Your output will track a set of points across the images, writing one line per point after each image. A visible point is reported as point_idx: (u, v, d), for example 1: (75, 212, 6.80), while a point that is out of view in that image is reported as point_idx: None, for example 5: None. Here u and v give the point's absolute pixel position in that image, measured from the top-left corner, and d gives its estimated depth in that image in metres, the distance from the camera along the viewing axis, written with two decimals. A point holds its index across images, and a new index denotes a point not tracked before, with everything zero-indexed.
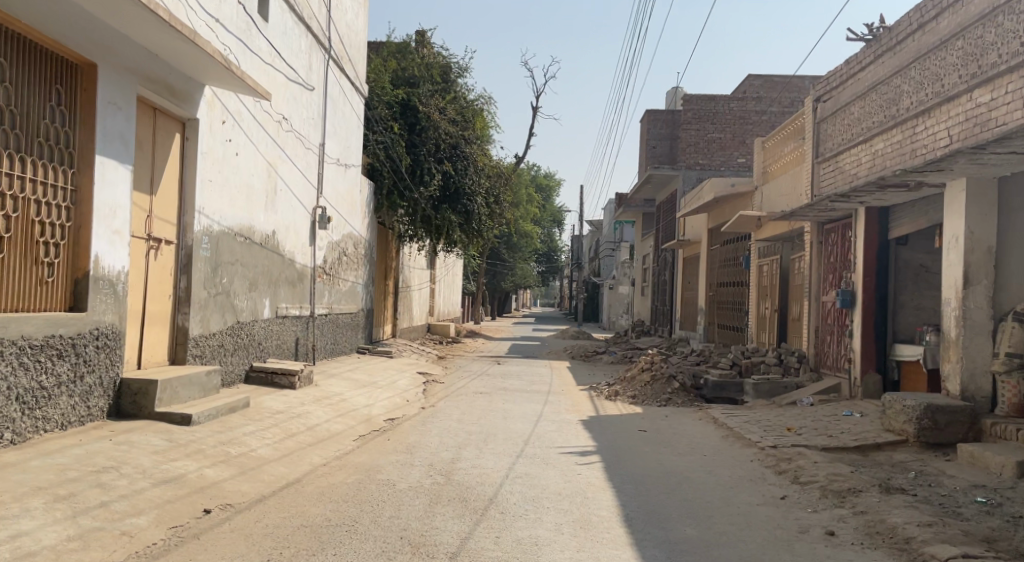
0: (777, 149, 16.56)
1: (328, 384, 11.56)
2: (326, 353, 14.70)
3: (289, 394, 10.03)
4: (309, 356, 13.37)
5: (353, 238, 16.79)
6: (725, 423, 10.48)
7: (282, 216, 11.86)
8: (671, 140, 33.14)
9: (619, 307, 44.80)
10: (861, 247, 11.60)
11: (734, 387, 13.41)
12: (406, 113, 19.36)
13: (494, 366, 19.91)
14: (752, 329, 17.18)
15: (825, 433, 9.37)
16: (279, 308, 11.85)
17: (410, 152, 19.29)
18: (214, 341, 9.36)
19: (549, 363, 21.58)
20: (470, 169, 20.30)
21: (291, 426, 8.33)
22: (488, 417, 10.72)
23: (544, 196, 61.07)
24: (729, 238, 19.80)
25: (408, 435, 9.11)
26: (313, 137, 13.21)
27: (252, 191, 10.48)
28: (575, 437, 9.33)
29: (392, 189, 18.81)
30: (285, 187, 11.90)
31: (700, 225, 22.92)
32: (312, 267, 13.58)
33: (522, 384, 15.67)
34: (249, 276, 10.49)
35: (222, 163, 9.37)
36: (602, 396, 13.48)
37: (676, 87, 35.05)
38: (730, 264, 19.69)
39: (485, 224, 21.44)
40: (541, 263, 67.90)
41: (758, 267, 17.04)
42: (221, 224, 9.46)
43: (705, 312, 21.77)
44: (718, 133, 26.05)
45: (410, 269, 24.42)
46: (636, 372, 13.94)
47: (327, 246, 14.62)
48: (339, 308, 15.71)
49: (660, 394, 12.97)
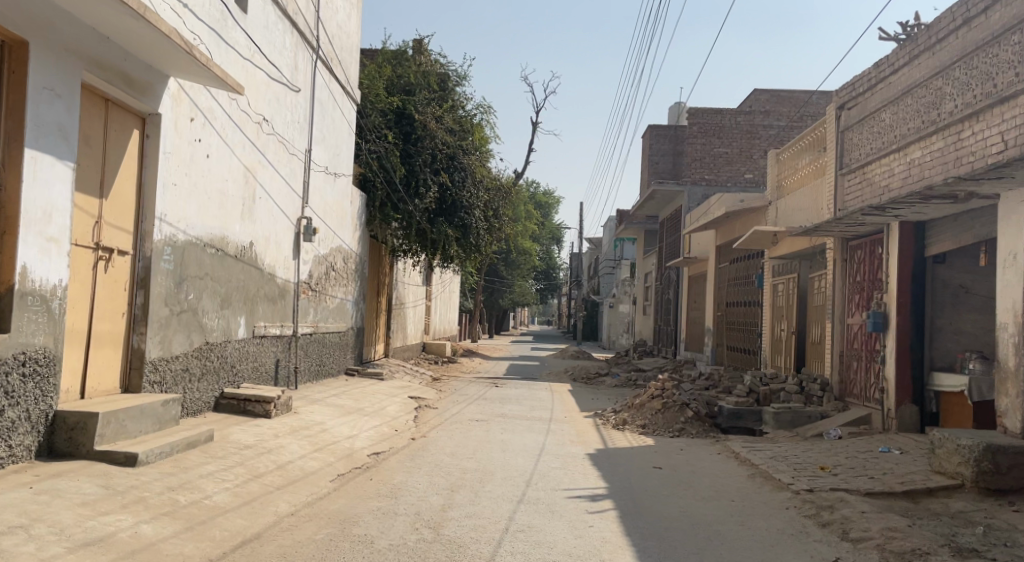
0: (794, 162, 15.54)
1: (309, 411, 10.51)
2: (311, 375, 13.65)
3: (262, 425, 8.97)
4: (290, 380, 12.31)
5: (343, 252, 15.76)
6: (748, 460, 9.43)
7: (262, 227, 10.88)
8: (673, 156, 32.24)
9: (619, 326, 43.76)
10: (894, 265, 10.55)
11: (751, 415, 12.42)
12: (401, 122, 18.36)
13: (491, 388, 18.84)
14: (766, 352, 16.15)
15: (865, 475, 8.31)
16: (257, 327, 10.83)
17: (404, 162, 18.27)
18: (176, 365, 8.33)
19: (549, 385, 20.52)
20: (468, 181, 19.31)
21: (260, 464, 7.27)
22: (484, 451, 9.64)
23: (543, 213, 60.15)
24: (740, 255, 18.79)
25: (394, 473, 8.05)
26: (298, 143, 12.24)
27: (227, 198, 9.51)
28: (582, 477, 8.27)
29: (385, 201, 17.85)
30: (266, 195, 10.93)
31: (707, 243, 21.93)
32: (295, 282, 12.57)
33: (522, 410, 14.60)
34: (220, 292, 9.48)
35: (191, 165, 8.40)
36: (609, 425, 12.42)
37: (679, 101, 34.15)
38: (740, 283, 18.69)
39: (483, 238, 20.44)
40: (539, 281, 66.92)
41: (772, 287, 16.02)
42: (187, 233, 8.46)
43: (713, 333, 20.77)
44: (724, 148, 25.08)
45: (405, 285, 23.39)
46: (646, 399, 12.86)
47: (313, 260, 13.61)
48: (326, 326, 14.68)
49: (673, 423, 11.90)
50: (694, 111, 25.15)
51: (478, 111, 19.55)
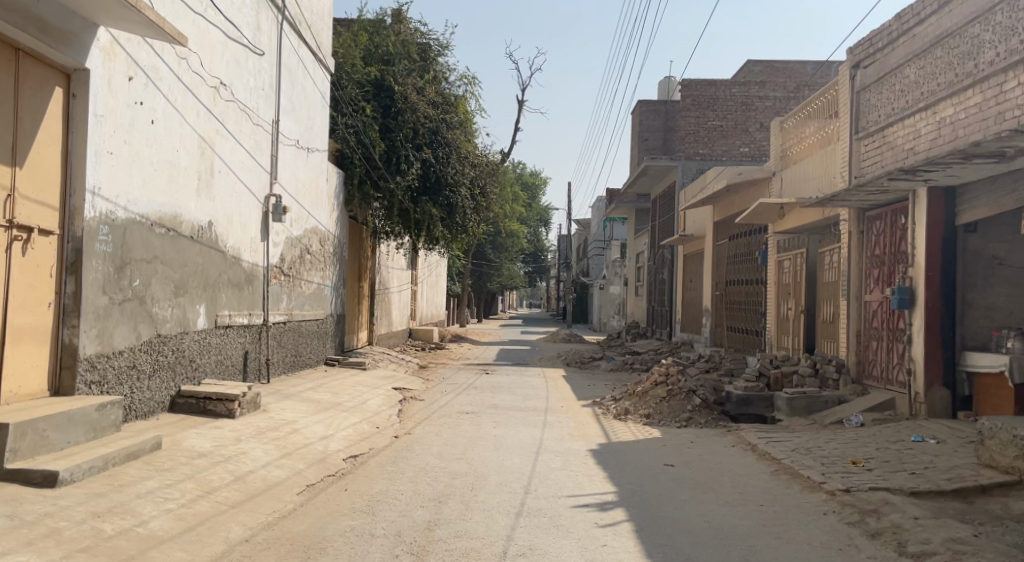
0: (800, 129, 14.53)
1: (279, 410, 9.49)
2: (286, 367, 12.62)
3: (224, 428, 7.95)
4: (261, 373, 11.29)
5: (319, 234, 14.67)
6: (767, 453, 8.47)
7: (224, 204, 9.88)
8: (664, 131, 31.24)
9: (611, 308, 42.88)
10: (922, 234, 9.51)
11: (762, 402, 11.47)
12: (380, 94, 17.28)
13: (482, 376, 17.87)
14: (771, 333, 15.21)
15: (903, 469, 7.32)
16: (219, 316, 9.80)
17: (384, 137, 17.17)
18: (121, 363, 7.35)
19: (541, 371, 19.56)
20: (452, 158, 18.23)
21: (214, 476, 6.26)
22: (475, 450, 8.65)
23: (529, 194, 59.11)
24: (742, 231, 17.80)
25: (373, 481, 7.04)
26: (264, 112, 11.21)
27: (178, 172, 8.51)
28: (587, 480, 7.30)
29: (364, 178, 16.77)
30: (227, 168, 9.92)
31: (704, 219, 20.96)
32: (265, 267, 11.52)
33: (515, 400, 13.64)
34: (172, 278, 8.47)
35: (132, 131, 7.39)
36: (610, 416, 11.44)
37: (669, 75, 33.07)
38: (741, 260, 17.73)
39: (470, 218, 19.36)
40: (528, 264, 65.97)
41: (777, 263, 15.05)
42: (129, 210, 7.44)
43: (712, 314, 19.83)
44: (719, 121, 24.02)
45: (389, 270, 22.33)
46: (649, 386, 11.89)
47: (285, 243, 12.56)
48: (302, 313, 13.63)
49: (679, 412, 10.94)
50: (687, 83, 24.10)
51: (461, 82, 18.43)
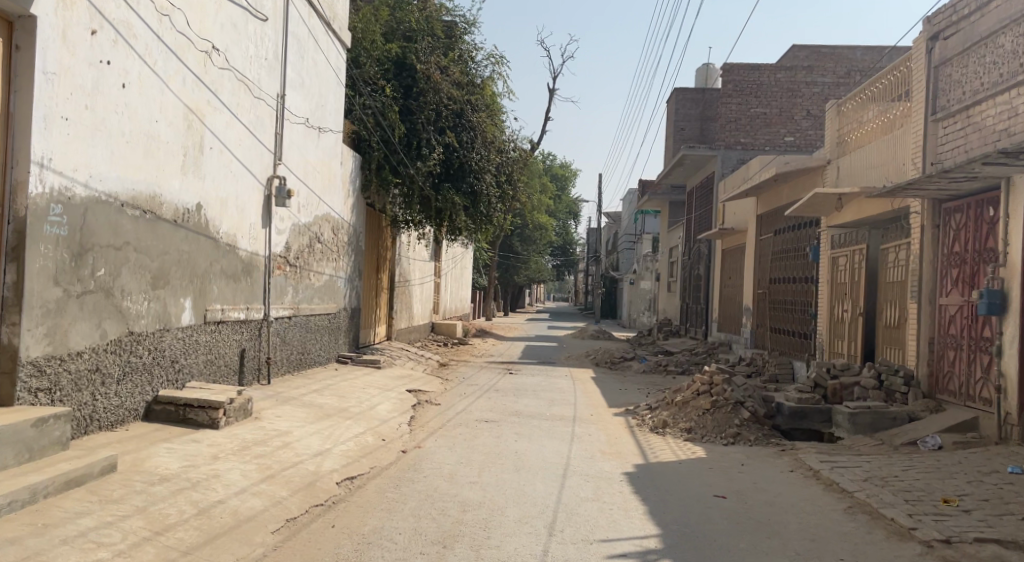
0: (860, 112, 13.16)
1: (273, 418, 8.42)
2: (290, 366, 11.56)
3: (202, 442, 6.89)
4: (260, 374, 10.23)
5: (331, 222, 13.59)
6: (834, 485, 7.22)
7: (217, 185, 8.80)
8: (702, 120, 29.83)
9: (641, 304, 41.49)
10: (1018, 230, 8.17)
11: (819, 416, 10.21)
12: (401, 73, 16.16)
13: (505, 376, 16.74)
14: (822, 336, 13.89)
15: (1009, 513, 6.05)
16: (210, 311, 8.73)
17: (404, 119, 16.05)
18: (79, 366, 6.32)
19: (569, 372, 18.39)
20: (477, 142, 17.06)
21: (171, 510, 5.20)
22: (492, 471, 7.50)
23: (558, 186, 57.89)
24: (790, 225, 16.45)
25: (369, 513, 5.94)
26: (267, 85, 10.14)
27: (159, 145, 7.44)
28: (620, 516, 6.14)
29: (383, 163, 15.65)
30: (221, 145, 8.85)
31: (747, 212, 19.63)
32: (266, 256, 10.44)
33: (540, 406, 12.48)
34: (149, 267, 7.41)
35: (96, 95, 6.33)
36: (646, 429, 10.23)
37: (707, 62, 31.56)
38: (788, 256, 16.43)
39: (495, 207, 18.21)
40: (556, 256, 64.66)
41: (830, 260, 13.70)
42: (93, 187, 6.37)
43: (754, 313, 18.53)
44: (763, 108, 22.61)
45: (410, 261, 21.25)
46: (690, 395, 10.66)
47: (292, 231, 11.50)
48: (311, 307, 12.57)
49: (725, 427, 9.70)
50: (729, 67, 22.71)
51: (488, 62, 17.24)
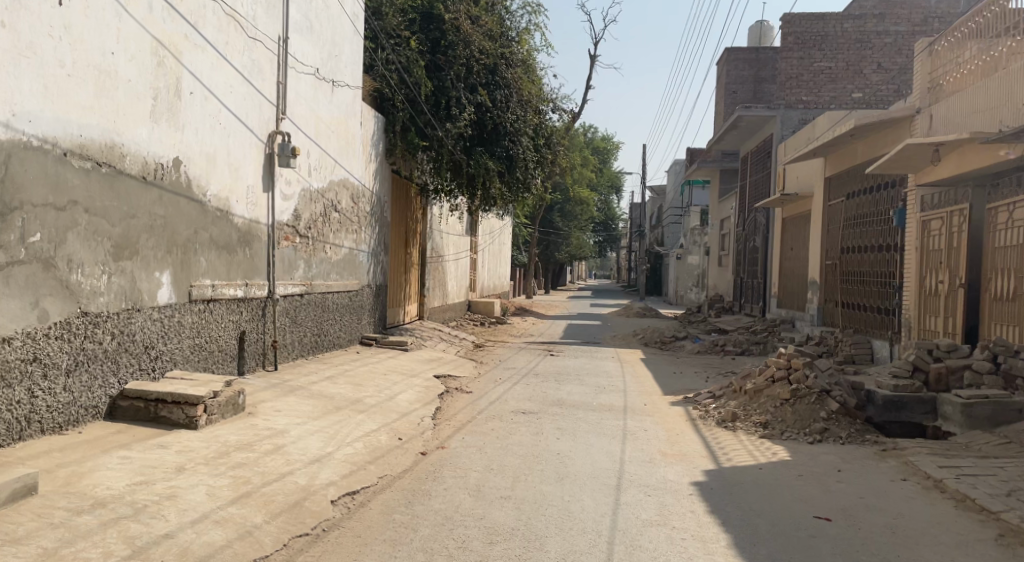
0: (955, 52, 11.67)
1: (270, 414, 7.07)
2: (304, 349, 10.25)
3: (170, 446, 5.53)
4: (265, 359, 8.91)
5: (351, 189, 12.22)
6: (969, 503, 5.65)
7: (202, 138, 7.42)
8: (754, 82, 28.06)
9: (689, 280, 39.68)
10: None
11: (920, 407, 8.81)
12: (428, 26, 14.81)
13: (546, 359, 15.27)
14: (909, 310, 12.68)
15: None
16: (197, 287, 7.38)
17: (431, 76, 14.66)
18: (5, 354, 5.03)
19: (616, 353, 16.86)
20: (512, 101, 15.61)
21: (94, 554, 3.88)
22: (529, 482, 6.05)
23: (600, 159, 56.17)
24: (866, 187, 15.10)
25: (367, 546, 4.54)
26: (264, 25, 8.75)
27: (118, 83, 6.08)
28: (694, 551, 4.68)
29: (408, 125, 14.24)
30: (207, 91, 7.47)
31: (813, 175, 18.40)
32: (270, 224, 9.04)
33: (586, 393, 11.00)
34: (109, 233, 6.05)
35: (14, 10, 5.05)
36: (715, 423, 8.83)
37: (762, 20, 29.62)
38: (864, 222, 15.20)
39: (533, 173, 16.74)
40: (597, 233, 62.82)
41: (921, 224, 12.56)
42: (15, 129, 5.09)
43: (822, 287, 17.38)
44: (828, 62, 21.00)
45: (443, 235, 19.87)
46: (764, 383, 9.14)
47: (302, 196, 10.07)
48: (328, 283, 11.23)
49: (809, 421, 8.25)
50: (790, 18, 21.13)
51: (524, 11, 15.84)
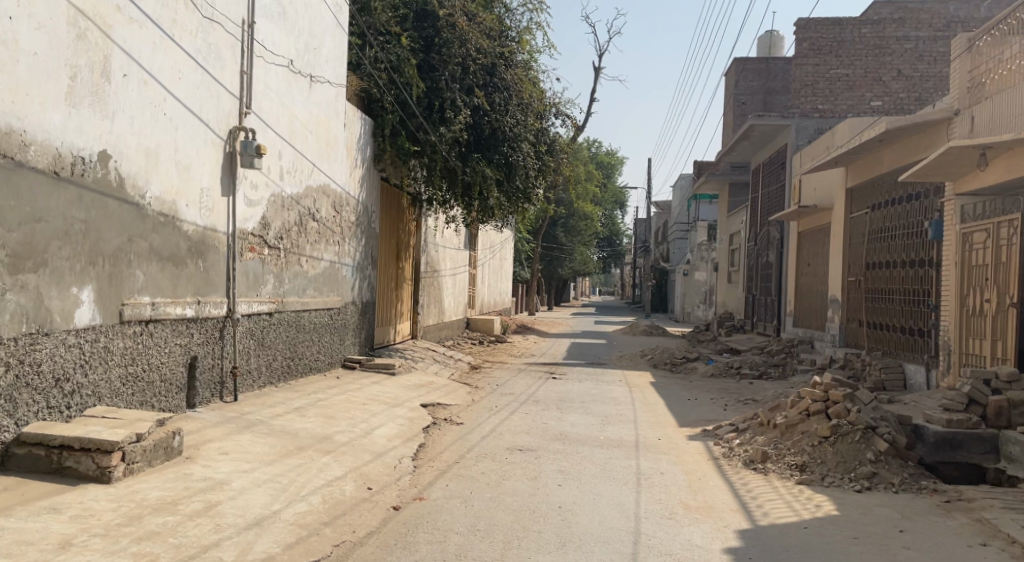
0: (1000, 48, 10.69)
1: (213, 459, 5.90)
2: (273, 375, 9.08)
3: (64, 510, 4.37)
4: (222, 389, 7.72)
5: (333, 197, 11.10)
6: None
7: (141, 129, 6.28)
8: (764, 93, 27.01)
9: (696, 297, 38.41)
10: None
11: (978, 446, 7.71)
12: (422, 24, 13.79)
13: (548, 382, 14.06)
14: (948, 330, 11.73)
15: None
16: (132, 306, 6.20)
17: (424, 77, 13.60)
18: None
19: (623, 376, 15.65)
20: (512, 105, 14.53)
21: None
22: (522, 550, 4.88)
23: (604, 174, 55.11)
24: (896, 198, 13.97)
25: None
26: (223, 5, 7.62)
27: (19, 55, 4.96)
28: None
29: (398, 129, 13.15)
30: (148, 75, 6.34)
31: (833, 186, 17.34)
32: (229, 233, 7.86)
33: (591, 424, 9.79)
34: (3, 239, 4.90)
35: None
36: (742, 464, 7.75)
37: (772, 29, 28.52)
38: (891, 235, 14.14)
39: (534, 182, 15.63)
40: (602, 248, 61.58)
41: (961, 238, 11.50)
42: None
43: (844, 305, 16.29)
44: (845, 68, 19.91)
45: (439, 249, 18.71)
46: (798, 418, 8.03)
47: (271, 202, 8.92)
48: (305, 300, 10.07)
49: (854, 465, 7.16)
50: (806, 22, 20.07)
51: (524, 9, 14.81)
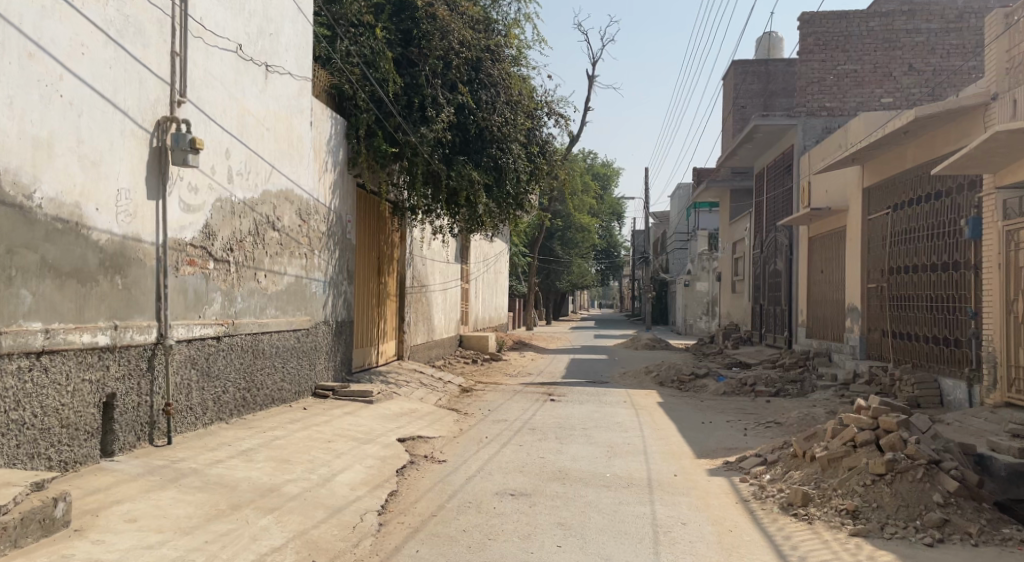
0: None
1: (113, 528, 4.64)
2: (223, 410, 7.78)
3: None
4: (150, 430, 6.42)
5: (297, 204, 9.84)
6: None
7: (22, 111, 5.02)
8: (765, 95, 25.81)
9: (699, 309, 37.06)
10: None
11: None
12: (400, 15, 12.62)
13: (545, 406, 12.74)
14: (993, 340, 10.48)
15: None
16: (13, 333, 4.93)
17: (402, 73, 12.40)
18: None
19: (627, 396, 14.34)
20: (500, 102, 13.30)
21: None
22: None
23: (600, 185, 53.89)
24: (922, 196, 12.73)
25: None
26: None
27: None
28: None
29: (374, 130, 11.93)
30: (33, 45, 5.08)
31: (847, 186, 16.12)
32: (159, 244, 6.56)
33: (595, 458, 8.49)
34: None
35: None
36: (779, 506, 6.53)
37: (770, 30, 27.27)
38: (917, 237, 12.89)
39: (526, 187, 14.33)
40: (600, 261, 60.23)
41: (1004, 237, 10.25)
42: None
43: (865, 314, 15.01)
44: (852, 64, 18.70)
45: (426, 262, 17.41)
46: (842, 449, 6.82)
47: (217, 207, 7.63)
48: (264, 321, 8.78)
49: (916, 510, 5.99)
50: (809, 17, 18.88)
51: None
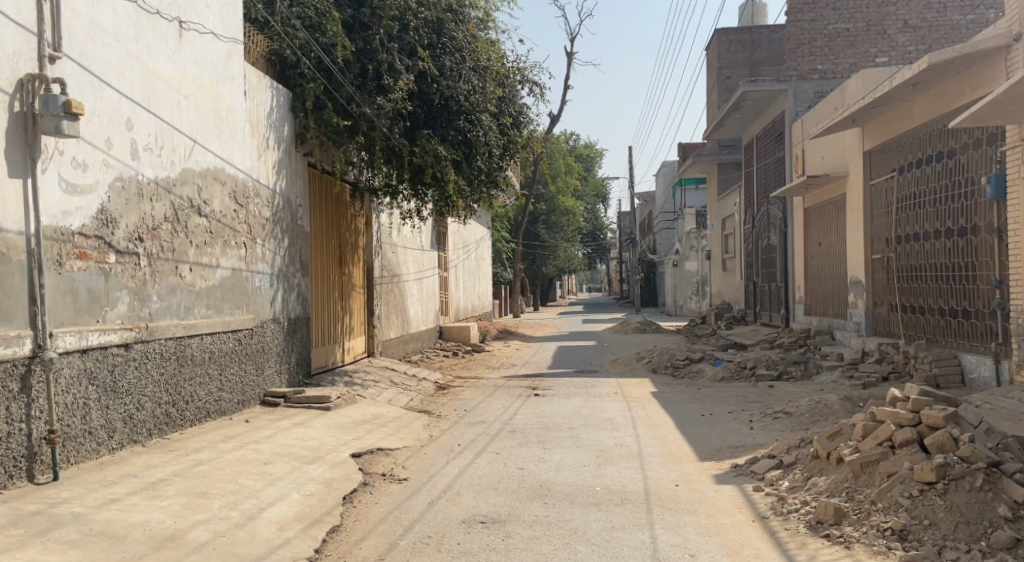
0: None
1: None
2: (138, 431, 6.53)
3: None
4: (25, 464, 5.18)
5: (230, 185, 8.54)
6: None
7: None
8: (751, 63, 24.53)
9: (690, 290, 35.88)
10: None
11: None
12: None
13: (528, 402, 11.52)
14: None
15: None
16: None
17: (353, 38, 11.09)
18: None
19: (618, 387, 13.14)
20: (466, 69, 11.99)
21: None
22: None
23: (583, 166, 52.54)
24: (931, 155, 11.57)
25: None
26: None
27: None
28: None
29: (323, 101, 10.64)
30: None
31: (846, 150, 14.90)
32: (29, 234, 5.31)
33: (581, 467, 7.29)
34: None
35: None
36: (806, 526, 5.35)
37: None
38: (926, 200, 11.72)
39: (500, 162, 13.03)
40: (587, 244, 58.96)
41: None
42: None
43: (870, 286, 13.85)
44: (843, 23, 17.38)
45: (397, 250, 16.12)
46: (879, 452, 5.63)
47: (118, 188, 6.35)
48: (192, 322, 7.51)
49: (977, 527, 4.83)
50: None
51: None
